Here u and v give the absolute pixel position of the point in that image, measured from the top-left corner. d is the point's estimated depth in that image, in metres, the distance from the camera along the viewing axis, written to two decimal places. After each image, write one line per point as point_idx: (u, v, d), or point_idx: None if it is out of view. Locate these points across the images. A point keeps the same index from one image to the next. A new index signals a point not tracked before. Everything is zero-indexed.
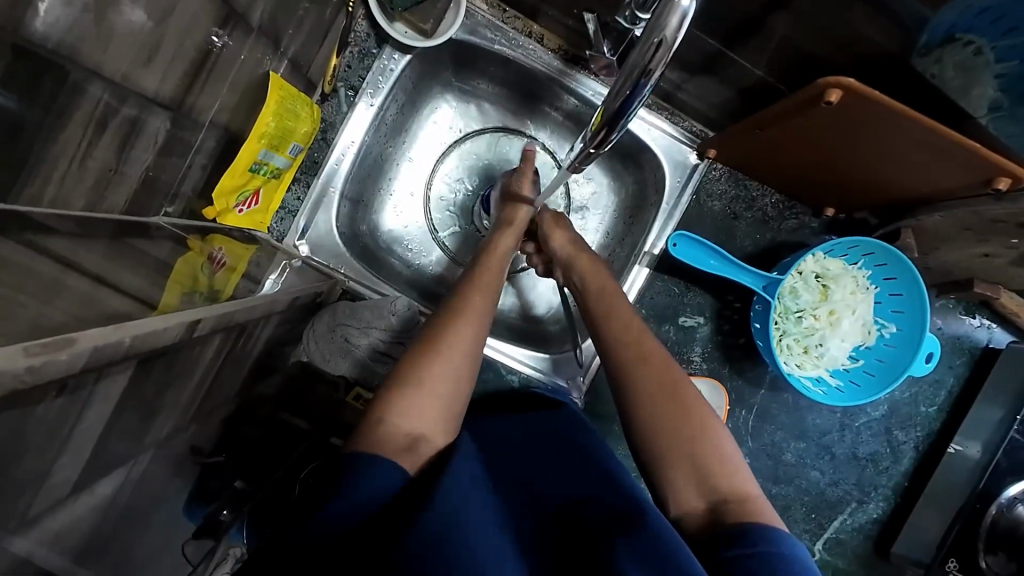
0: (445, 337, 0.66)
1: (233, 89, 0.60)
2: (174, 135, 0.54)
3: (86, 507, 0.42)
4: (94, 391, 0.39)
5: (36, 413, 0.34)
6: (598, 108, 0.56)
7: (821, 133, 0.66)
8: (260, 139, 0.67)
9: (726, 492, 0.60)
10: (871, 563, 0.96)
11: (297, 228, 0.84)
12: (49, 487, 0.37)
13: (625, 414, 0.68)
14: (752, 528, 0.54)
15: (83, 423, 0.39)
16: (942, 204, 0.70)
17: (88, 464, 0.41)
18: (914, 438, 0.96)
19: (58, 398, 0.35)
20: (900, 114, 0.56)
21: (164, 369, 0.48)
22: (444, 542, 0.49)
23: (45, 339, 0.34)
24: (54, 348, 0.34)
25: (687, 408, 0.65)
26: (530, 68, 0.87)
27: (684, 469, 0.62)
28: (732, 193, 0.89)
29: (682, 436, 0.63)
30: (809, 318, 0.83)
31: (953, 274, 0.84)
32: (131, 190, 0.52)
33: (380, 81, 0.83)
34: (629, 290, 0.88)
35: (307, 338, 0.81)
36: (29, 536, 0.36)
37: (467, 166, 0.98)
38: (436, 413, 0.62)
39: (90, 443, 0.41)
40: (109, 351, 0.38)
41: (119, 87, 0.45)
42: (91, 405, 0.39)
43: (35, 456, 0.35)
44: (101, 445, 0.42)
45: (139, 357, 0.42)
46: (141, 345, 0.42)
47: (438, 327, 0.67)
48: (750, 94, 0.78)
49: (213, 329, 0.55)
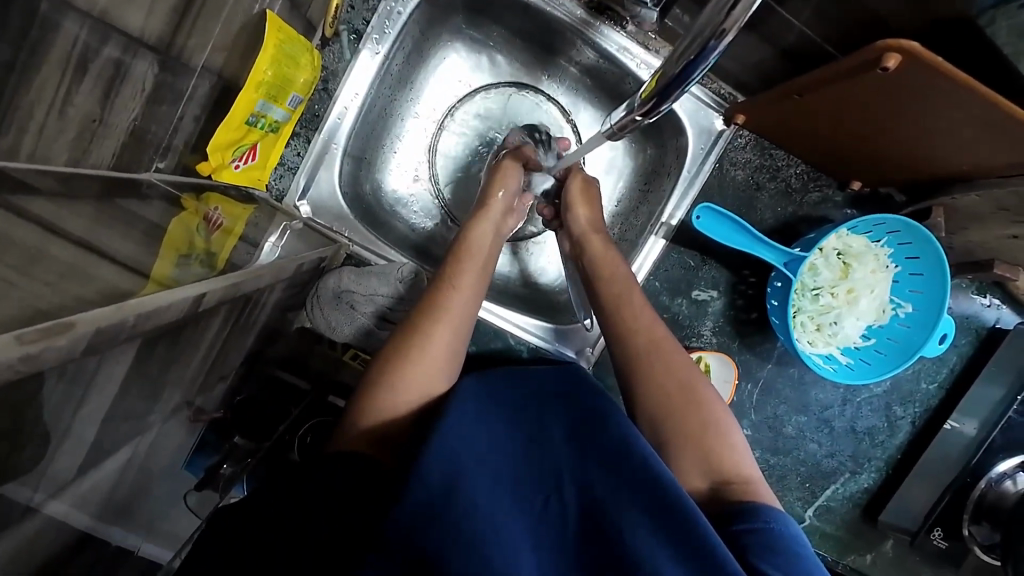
0: (431, 334, 0.66)
1: (227, 30, 0.54)
2: (163, 82, 0.49)
3: (93, 485, 0.40)
4: (96, 372, 0.35)
5: (38, 399, 0.31)
6: (653, 75, 0.52)
7: (866, 102, 0.61)
8: (258, 88, 0.61)
9: (728, 469, 0.60)
10: (858, 529, 1.00)
11: (298, 186, 0.78)
12: (54, 468, 0.35)
13: (638, 387, 0.67)
14: (755, 505, 0.54)
15: (85, 408, 0.36)
16: (981, 182, 0.67)
17: (93, 444, 0.39)
18: (912, 414, 0.98)
19: (60, 382, 0.32)
20: (961, 85, 0.52)
21: (169, 346, 0.44)
22: (433, 517, 0.49)
23: (40, 324, 0.30)
24: (51, 333, 0.30)
25: (698, 398, 0.64)
26: (550, 16, 0.79)
27: (687, 444, 0.62)
28: (756, 162, 0.85)
29: (685, 423, 0.63)
30: (826, 296, 0.82)
31: (975, 253, 0.82)
32: (118, 143, 0.47)
33: (386, 27, 0.76)
34: (644, 260, 0.86)
35: (311, 305, 0.78)
36: (27, 516, 0.34)
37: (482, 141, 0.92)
38: (432, 371, 0.65)
39: (94, 423, 0.38)
40: (112, 332, 0.34)
41: (98, 24, 0.39)
42: (94, 386, 0.36)
43: (37, 441, 0.33)
44: (107, 422, 0.40)
45: (141, 338, 0.39)
46: (144, 324, 0.38)
47: (423, 321, 0.67)
48: (790, 55, 0.72)
49: (220, 301, 0.51)
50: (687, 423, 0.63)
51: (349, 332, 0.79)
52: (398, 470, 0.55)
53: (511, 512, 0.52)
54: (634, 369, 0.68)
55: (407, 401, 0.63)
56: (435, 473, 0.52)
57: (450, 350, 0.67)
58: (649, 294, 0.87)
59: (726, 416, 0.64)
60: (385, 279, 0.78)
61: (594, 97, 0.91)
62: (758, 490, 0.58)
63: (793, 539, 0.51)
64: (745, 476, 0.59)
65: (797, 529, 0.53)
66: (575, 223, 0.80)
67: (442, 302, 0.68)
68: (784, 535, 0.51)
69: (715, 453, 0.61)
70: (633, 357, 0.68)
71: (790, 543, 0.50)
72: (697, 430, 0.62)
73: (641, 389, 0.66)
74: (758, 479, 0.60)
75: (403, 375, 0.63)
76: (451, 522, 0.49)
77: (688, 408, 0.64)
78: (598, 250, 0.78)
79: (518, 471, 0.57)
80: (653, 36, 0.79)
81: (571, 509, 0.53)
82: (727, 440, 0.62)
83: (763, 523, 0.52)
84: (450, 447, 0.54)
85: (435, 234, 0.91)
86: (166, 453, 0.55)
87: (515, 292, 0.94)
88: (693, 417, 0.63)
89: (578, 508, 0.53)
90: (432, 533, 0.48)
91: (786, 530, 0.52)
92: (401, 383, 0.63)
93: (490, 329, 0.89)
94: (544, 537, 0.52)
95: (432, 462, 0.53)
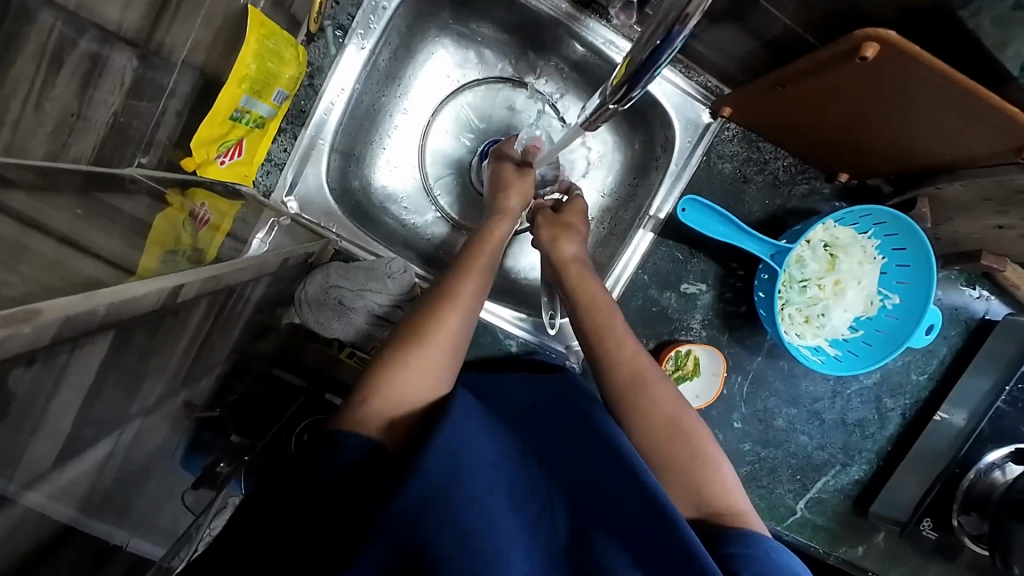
0: (436, 328, 0.65)
1: (207, 25, 0.54)
2: (143, 76, 0.49)
3: (75, 475, 0.41)
4: (69, 360, 0.36)
5: (9, 386, 0.31)
6: (623, 60, 0.52)
7: (851, 93, 0.61)
8: (242, 82, 0.61)
9: (716, 502, 0.60)
10: (849, 521, 1.01)
11: (286, 181, 0.79)
12: (31, 458, 0.36)
13: (627, 416, 0.68)
14: (740, 532, 0.55)
15: (59, 398, 0.37)
16: (966, 172, 0.67)
17: (71, 434, 0.39)
18: (902, 406, 0.98)
19: (28, 369, 0.32)
20: (940, 74, 0.53)
21: (147, 337, 0.44)
22: (423, 516, 0.49)
23: (6, 309, 0.30)
24: (16, 320, 0.30)
25: (686, 433, 0.65)
26: (537, 10, 0.80)
27: (676, 477, 0.63)
28: (744, 155, 0.85)
29: (673, 458, 0.64)
30: (813, 288, 0.82)
31: (963, 244, 0.82)
32: (98, 137, 0.47)
33: (371, 21, 0.76)
34: (631, 254, 0.86)
35: (300, 301, 0.77)
36: (9, 505, 0.34)
37: (472, 138, 0.93)
38: (437, 365, 0.64)
39: (71, 412, 0.39)
40: (82, 320, 0.35)
41: (74, 17, 0.39)
42: (68, 375, 0.36)
43: (12, 430, 0.33)
44: (85, 412, 0.40)
45: (113, 327, 0.39)
46: (117, 314, 0.38)
47: (430, 319, 0.66)
48: (775, 47, 0.72)
49: (198, 293, 0.51)
50: (675, 453, 0.64)
51: (339, 328, 0.78)
52: (394, 469, 0.55)
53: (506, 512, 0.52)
54: (623, 399, 0.68)
55: (407, 398, 0.62)
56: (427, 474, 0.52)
57: (453, 350, 0.66)
58: (638, 288, 0.87)
59: (714, 452, 0.64)
60: (371, 283, 0.78)
61: (582, 92, 0.91)
62: (747, 520, 0.58)
63: (776, 562, 0.51)
64: (736, 509, 0.59)
65: (785, 555, 0.52)
66: (559, 255, 0.78)
67: (446, 309, 0.67)
68: (766, 560, 0.51)
69: (705, 484, 0.61)
70: (618, 393, 0.68)
71: (772, 567, 0.51)
72: (684, 464, 0.63)
73: (630, 419, 0.67)
74: (748, 512, 0.60)
75: (404, 371, 0.62)
76: (441, 522, 0.49)
77: (674, 441, 0.65)
78: (579, 281, 0.76)
79: (511, 476, 0.57)
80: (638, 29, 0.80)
81: (561, 521, 0.53)
82: (717, 473, 0.62)
83: (745, 549, 0.52)
84: (450, 447, 0.54)
85: (425, 229, 0.91)
86: (153, 448, 0.55)
87: (505, 287, 0.95)
88: (681, 450, 0.64)
89: (569, 520, 0.53)
90: (427, 531, 0.48)
91: (769, 554, 0.52)
92: (401, 377, 0.62)
93: (480, 324, 0.89)
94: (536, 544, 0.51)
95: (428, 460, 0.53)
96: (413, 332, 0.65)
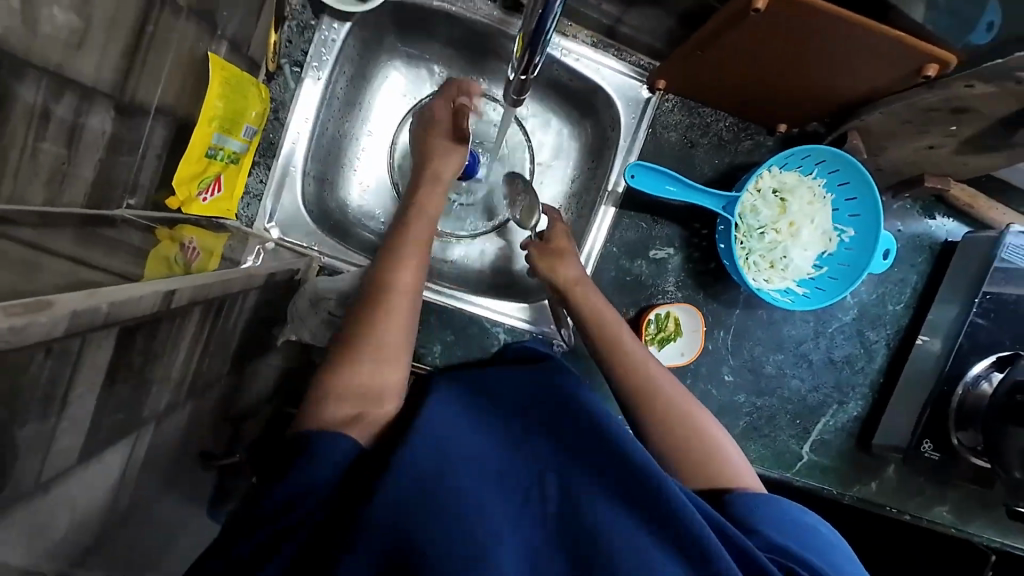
0: (387, 297, 0.68)
1: (174, 75, 0.61)
2: (120, 125, 0.55)
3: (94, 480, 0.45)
4: (78, 365, 0.40)
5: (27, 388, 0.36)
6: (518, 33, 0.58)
7: (760, 47, 0.67)
8: (211, 122, 0.68)
9: (722, 478, 0.65)
10: (854, 456, 1.03)
11: (265, 210, 0.84)
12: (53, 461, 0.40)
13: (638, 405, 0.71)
14: (744, 501, 0.60)
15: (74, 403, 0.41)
16: (883, 101, 0.73)
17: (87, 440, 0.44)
18: (884, 337, 1.02)
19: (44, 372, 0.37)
20: (827, 12, 0.58)
21: (146, 339, 0.49)
22: (413, 508, 0.49)
23: (23, 301, 0.35)
24: (34, 310, 0.35)
25: (690, 417, 0.70)
26: (473, 21, 0.87)
27: (681, 458, 0.67)
28: (687, 122, 0.90)
29: (678, 440, 0.68)
30: (771, 233, 0.86)
31: (905, 171, 0.87)
32: (87, 183, 0.53)
33: (324, 54, 0.83)
34: (598, 230, 0.92)
35: (291, 317, 0.84)
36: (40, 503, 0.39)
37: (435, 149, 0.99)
38: (400, 336, 0.67)
39: (85, 418, 0.43)
40: (89, 315, 0.39)
41: (55, 79, 0.45)
42: (76, 383, 0.41)
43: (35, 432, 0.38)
44: (99, 420, 0.45)
45: (118, 328, 0.44)
46: (119, 313, 0.42)
47: (381, 289, 0.69)
48: (693, 18, 0.79)
49: (192, 301, 0.54)
50: (681, 438, 0.68)
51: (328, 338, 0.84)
52: (375, 466, 0.54)
53: (491, 490, 0.53)
54: (632, 395, 0.72)
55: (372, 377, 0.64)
56: (409, 462, 0.52)
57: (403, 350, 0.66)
58: (609, 261, 0.92)
59: (716, 432, 0.69)
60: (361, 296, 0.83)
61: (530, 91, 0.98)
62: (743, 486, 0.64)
63: (783, 525, 0.56)
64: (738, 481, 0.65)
65: (787, 515, 0.58)
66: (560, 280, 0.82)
67: (388, 296, 0.68)
68: (771, 524, 0.56)
69: (712, 466, 0.66)
70: (630, 389, 0.72)
71: (778, 530, 0.56)
72: (691, 445, 0.67)
73: (641, 410, 0.71)
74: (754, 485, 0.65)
75: (363, 346, 0.65)
76: (431, 510, 0.49)
77: (679, 425, 0.69)
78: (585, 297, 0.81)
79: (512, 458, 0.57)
80: (569, 23, 0.86)
81: (550, 487, 0.54)
82: (722, 453, 0.67)
83: (751, 515, 0.58)
84: (436, 441, 0.56)
85: None
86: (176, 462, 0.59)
87: (486, 281, 0.99)
88: (685, 433, 0.68)
89: (556, 489, 0.53)
90: (416, 522, 0.48)
91: (774, 517, 0.57)
92: (364, 355, 0.64)
93: (467, 317, 0.91)
94: (528, 521, 0.51)
95: (412, 452, 0.53)
96: (370, 305, 0.68)
